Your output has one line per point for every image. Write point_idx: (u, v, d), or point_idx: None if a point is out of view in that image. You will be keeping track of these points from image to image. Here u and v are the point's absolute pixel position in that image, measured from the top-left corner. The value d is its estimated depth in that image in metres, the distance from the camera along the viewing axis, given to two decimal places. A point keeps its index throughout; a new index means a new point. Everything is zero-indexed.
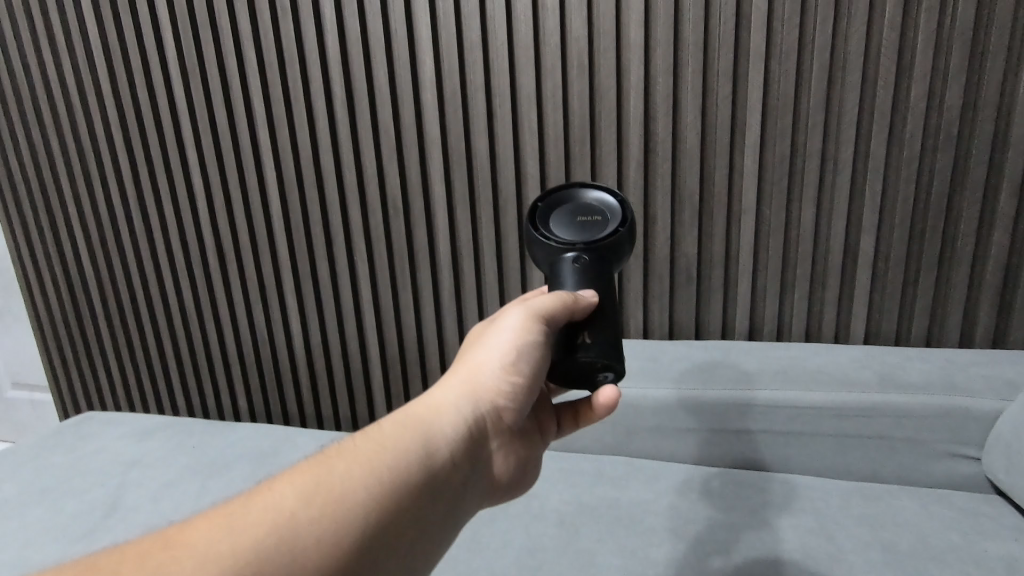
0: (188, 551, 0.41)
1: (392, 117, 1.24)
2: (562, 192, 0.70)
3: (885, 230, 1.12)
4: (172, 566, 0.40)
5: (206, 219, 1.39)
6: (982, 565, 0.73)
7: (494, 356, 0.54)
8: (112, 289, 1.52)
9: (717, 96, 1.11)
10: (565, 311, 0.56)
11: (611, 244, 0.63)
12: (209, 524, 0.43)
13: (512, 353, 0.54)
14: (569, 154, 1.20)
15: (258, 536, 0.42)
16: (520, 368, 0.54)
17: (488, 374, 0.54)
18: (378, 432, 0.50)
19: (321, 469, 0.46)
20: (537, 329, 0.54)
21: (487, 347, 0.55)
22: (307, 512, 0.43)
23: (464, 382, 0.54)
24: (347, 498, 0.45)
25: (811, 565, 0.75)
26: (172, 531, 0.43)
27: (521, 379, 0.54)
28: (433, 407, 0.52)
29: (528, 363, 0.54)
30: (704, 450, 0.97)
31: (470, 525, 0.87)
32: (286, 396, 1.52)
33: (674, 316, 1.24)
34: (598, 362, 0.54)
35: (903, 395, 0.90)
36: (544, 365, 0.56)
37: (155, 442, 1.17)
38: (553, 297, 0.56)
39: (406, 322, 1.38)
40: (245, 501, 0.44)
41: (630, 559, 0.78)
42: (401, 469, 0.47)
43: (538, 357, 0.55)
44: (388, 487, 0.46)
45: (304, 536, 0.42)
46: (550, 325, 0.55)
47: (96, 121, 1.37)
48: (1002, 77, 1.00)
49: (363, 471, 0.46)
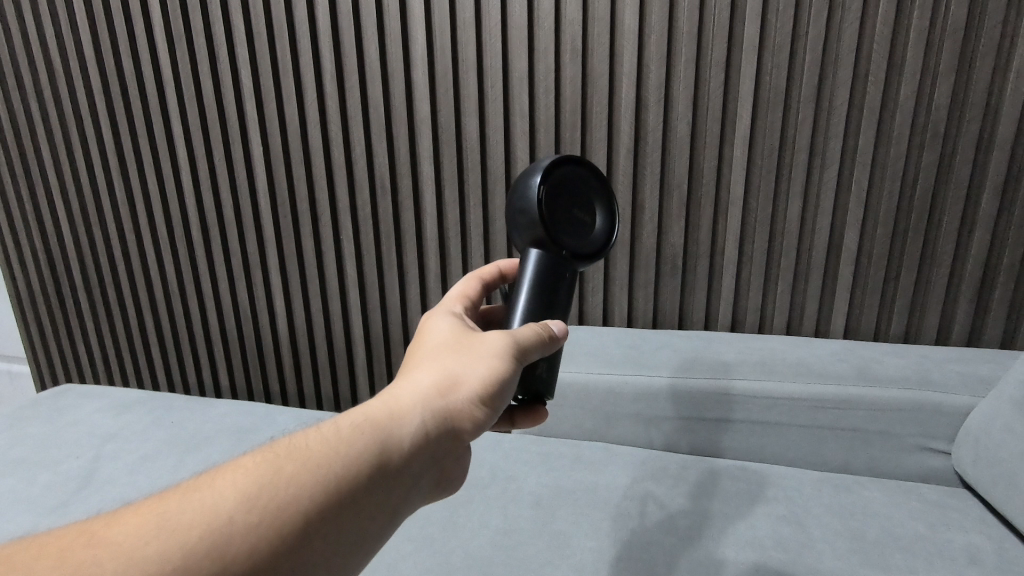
0: (111, 548, 0.38)
1: (382, 94, 1.22)
2: (571, 173, 0.68)
3: (869, 227, 1.13)
4: (93, 565, 0.37)
5: (189, 190, 1.37)
6: (946, 555, 0.74)
7: (464, 375, 0.52)
8: (93, 259, 1.50)
9: (710, 85, 1.11)
10: (540, 344, 0.56)
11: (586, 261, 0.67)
12: (141, 517, 0.40)
13: (487, 376, 0.52)
14: (560, 138, 1.19)
15: (189, 537, 0.39)
16: (493, 396, 0.52)
17: (457, 390, 0.51)
18: (335, 434, 0.47)
19: (267, 469, 0.44)
20: (513, 362, 0.54)
21: (461, 363, 0.53)
22: (245, 516, 0.41)
23: (431, 394, 0.51)
24: (290, 505, 0.42)
25: (781, 551, 0.76)
26: (100, 524, 0.40)
27: (490, 407, 0.52)
28: (395, 415, 0.49)
29: (500, 394, 0.53)
30: (681, 439, 0.98)
31: (448, 505, 0.87)
32: (267, 372, 1.51)
33: (658, 305, 1.25)
34: (545, 390, 0.62)
35: (879, 389, 0.91)
36: (511, 394, 0.54)
37: (132, 417, 1.15)
38: (532, 329, 0.56)
39: (391, 302, 1.37)
40: (182, 498, 0.42)
41: (605, 542, 0.79)
42: (349, 482, 0.45)
43: (508, 388, 0.53)
44: (335, 496, 0.44)
45: (238, 542, 0.40)
46: (526, 358, 0.55)
47: (79, 87, 1.34)
48: (990, 78, 1.01)
49: (312, 477, 0.44)
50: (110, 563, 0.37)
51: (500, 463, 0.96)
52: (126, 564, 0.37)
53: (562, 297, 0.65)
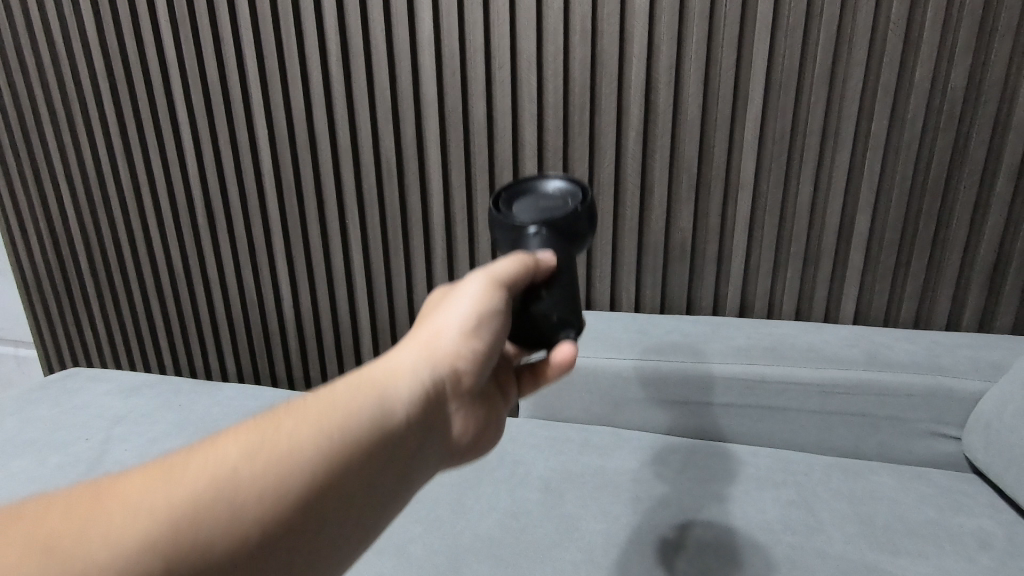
0: (114, 507, 0.39)
1: (388, 76, 1.21)
2: (523, 186, 0.68)
3: (881, 211, 1.12)
4: (98, 523, 0.38)
5: (194, 172, 1.36)
6: (955, 539, 0.75)
7: (454, 321, 0.53)
8: (97, 243, 1.49)
9: (722, 67, 1.09)
10: (525, 272, 0.55)
11: (570, 220, 0.61)
12: (144, 478, 0.41)
13: (471, 315, 0.53)
14: (569, 122, 1.18)
15: (195, 489, 0.40)
16: (481, 333, 0.53)
17: (448, 337, 0.52)
18: (330, 393, 0.48)
19: (266, 427, 0.44)
20: (499, 294, 0.54)
21: (445, 311, 0.54)
22: (248, 470, 0.41)
23: (422, 347, 0.52)
24: (291, 457, 0.43)
25: (789, 535, 0.76)
26: (104, 486, 0.40)
27: (482, 343, 0.53)
28: (389, 371, 0.50)
29: (490, 329, 0.53)
30: (689, 423, 0.98)
31: (456, 488, 0.87)
32: (274, 356, 1.52)
33: (666, 290, 1.25)
34: (564, 317, 0.56)
35: (889, 374, 0.90)
36: (505, 330, 0.55)
37: (139, 400, 1.16)
38: (513, 257, 0.56)
39: (397, 286, 1.37)
40: (186, 458, 0.42)
41: (612, 525, 0.79)
42: (352, 428, 0.45)
43: (499, 322, 0.54)
44: (336, 445, 0.44)
45: (244, 491, 0.41)
46: (512, 290, 0.55)
47: (82, 70, 1.33)
48: (1008, 60, 0.99)
49: (311, 430, 0.44)
50: (116, 519, 0.38)
51: (509, 446, 0.95)
52: (131, 521, 0.38)
53: (568, 261, 0.60)
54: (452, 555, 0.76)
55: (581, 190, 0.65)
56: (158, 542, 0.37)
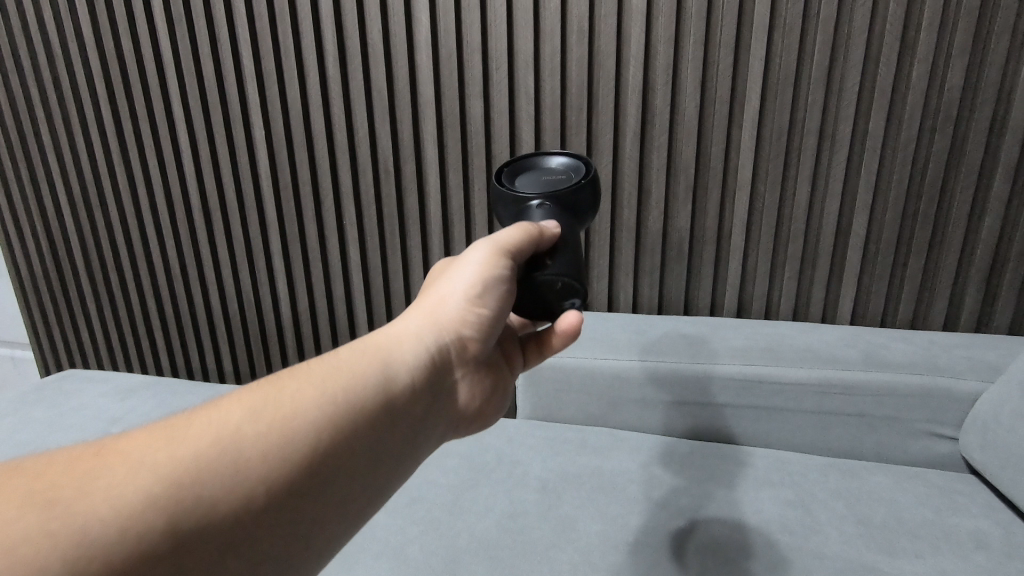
0: (120, 460, 0.39)
1: (385, 76, 1.21)
2: (525, 161, 0.68)
3: (878, 211, 1.11)
4: (104, 475, 0.38)
5: (191, 173, 1.36)
6: (952, 539, 0.75)
7: (458, 289, 0.54)
8: (94, 244, 1.49)
9: (718, 68, 1.09)
10: (530, 240, 0.56)
11: (573, 194, 0.61)
12: (151, 434, 0.41)
13: (475, 283, 0.53)
14: (566, 122, 1.18)
15: (203, 445, 0.40)
16: (485, 300, 0.54)
17: (452, 304, 0.53)
18: (336, 357, 0.48)
19: (273, 388, 0.45)
20: (504, 263, 0.54)
21: (449, 280, 0.55)
22: (254, 428, 0.42)
23: (426, 314, 0.53)
24: (297, 416, 0.43)
25: (786, 536, 0.76)
26: (111, 442, 0.41)
27: (486, 311, 0.54)
28: (394, 338, 0.51)
29: (494, 297, 0.54)
30: (686, 423, 0.98)
31: (453, 489, 0.87)
32: (271, 357, 1.52)
33: (664, 291, 1.25)
34: (569, 284, 0.56)
35: (886, 374, 0.90)
36: (509, 299, 0.56)
37: (136, 401, 1.15)
38: (517, 226, 0.56)
39: (395, 287, 1.37)
40: (193, 417, 0.43)
41: (610, 526, 0.79)
42: (358, 390, 0.46)
43: (504, 290, 0.55)
44: (341, 407, 0.45)
45: (248, 449, 0.41)
46: (516, 259, 0.56)
47: (79, 70, 1.33)
48: (1005, 60, 0.99)
49: (317, 391, 0.45)
50: (121, 471, 0.38)
51: (506, 447, 0.95)
52: (137, 473, 0.38)
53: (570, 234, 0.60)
54: (449, 557, 0.76)
55: (584, 165, 0.65)
56: (163, 494, 0.37)
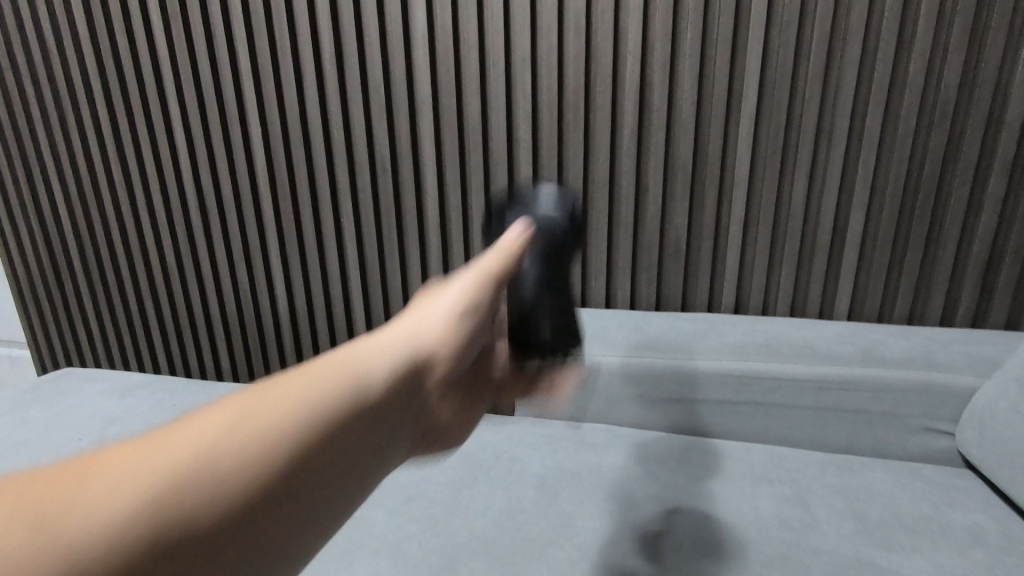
0: (90, 481, 0.36)
1: (382, 74, 1.20)
2: (517, 198, 0.79)
3: (875, 208, 1.11)
4: (76, 493, 0.35)
5: (187, 172, 1.35)
6: (950, 535, 0.75)
7: (435, 315, 0.55)
8: (91, 243, 1.49)
9: (716, 64, 1.09)
10: (498, 274, 0.63)
11: (554, 225, 0.75)
12: (119, 456, 0.38)
13: (450, 311, 0.56)
14: (564, 119, 1.18)
15: (183, 455, 0.37)
16: (460, 326, 0.56)
17: (428, 326, 0.54)
18: (315, 365, 0.45)
19: (253, 395, 0.42)
20: (475, 294, 0.59)
21: (423, 308, 0.56)
22: (235, 436, 0.39)
23: (403, 331, 0.52)
24: (282, 422, 0.40)
25: (785, 533, 0.76)
26: (75, 467, 0.37)
27: (461, 335, 0.56)
28: (372, 348, 0.49)
29: (466, 325, 0.57)
30: (684, 420, 0.98)
31: (451, 488, 0.87)
32: (268, 355, 1.52)
33: (661, 289, 1.25)
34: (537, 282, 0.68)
35: (883, 369, 0.91)
36: (480, 325, 0.58)
37: (134, 400, 1.15)
38: (491, 260, 0.64)
39: (393, 286, 1.37)
40: (163, 433, 0.39)
41: (608, 523, 0.79)
42: (344, 397, 0.44)
43: (475, 319, 0.58)
44: (327, 413, 0.42)
45: (234, 455, 0.38)
46: (485, 291, 0.61)
47: (73, 66, 1.32)
48: (1001, 56, 0.99)
49: (301, 396, 0.42)
50: (93, 491, 0.35)
51: (504, 446, 0.95)
52: (113, 491, 0.35)
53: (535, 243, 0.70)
54: (448, 555, 0.76)
55: (565, 202, 0.79)
56: (143, 508, 0.35)
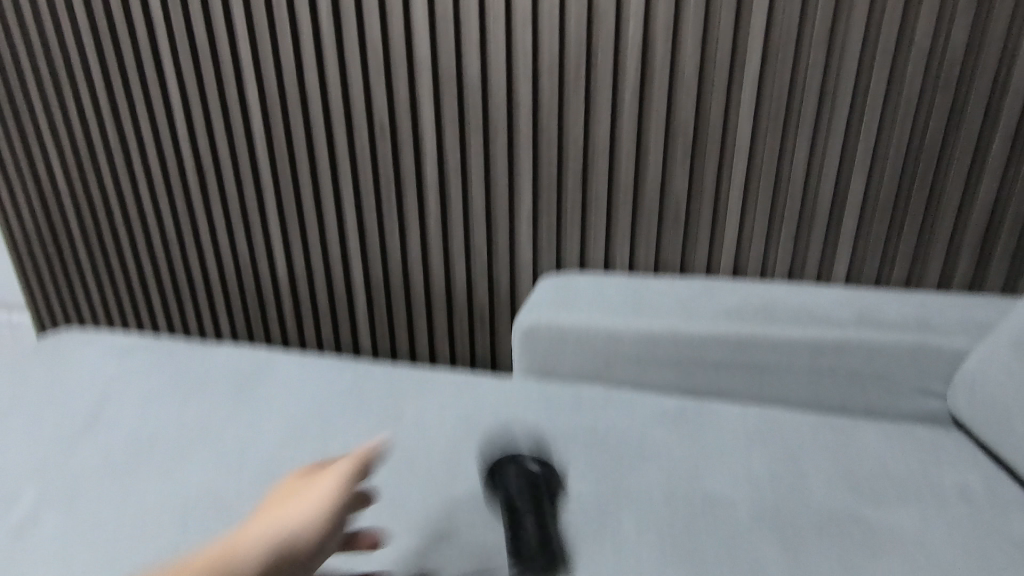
0: None
1: (380, 33, 1.19)
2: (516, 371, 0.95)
3: (877, 172, 1.11)
4: None
5: (184, 133, 1.36)
6: (936, 490, 0.77)
7: (297, 524, 0.69)
8: (87, 204, 1.49)
9: (720, 24, 1.06)
10: (359, 468, 0.76)
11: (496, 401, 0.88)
12: None
13: (311, 516, 0.69)
14: (564, 81, 1.16)
15: None
16: (317, 529, 0.69)
17: (290, 529, 0.68)
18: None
19: None
20: (332, 498, 0.71)
21: (292, 514, 0.70)
22: None
23: (263, 539, 0.66)
24: None
25: (776, 488, 0.78)
26: None
27: (314, 532, 0.69)
28: (232, 555, 0.64)
29: (319, 518, 0.70)
30: (680, 382, 1.00)
31: (450, 445, 0.88)
32: (268, 315, 1.54)
33: (660, 252, 1.25)
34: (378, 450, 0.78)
35: (877, 332, 0.91)
36: (340, 520, 0.72)
37: (132, 361, 1.12)
38: (353, 459, 0.77)
39: (392, 248, 1.38)
40: None
41: (610, 486, 0.80)
42: None
43: (335, 510, 0.71)
44: None
45: None
46: (346, 485, 0.74)
47: (63, 23, 1.29)
48: (1011, 17, 0.97)
49: None
50: None
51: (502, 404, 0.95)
52: None
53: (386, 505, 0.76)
54: (448, 507, 0.78)
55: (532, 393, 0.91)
56: None
